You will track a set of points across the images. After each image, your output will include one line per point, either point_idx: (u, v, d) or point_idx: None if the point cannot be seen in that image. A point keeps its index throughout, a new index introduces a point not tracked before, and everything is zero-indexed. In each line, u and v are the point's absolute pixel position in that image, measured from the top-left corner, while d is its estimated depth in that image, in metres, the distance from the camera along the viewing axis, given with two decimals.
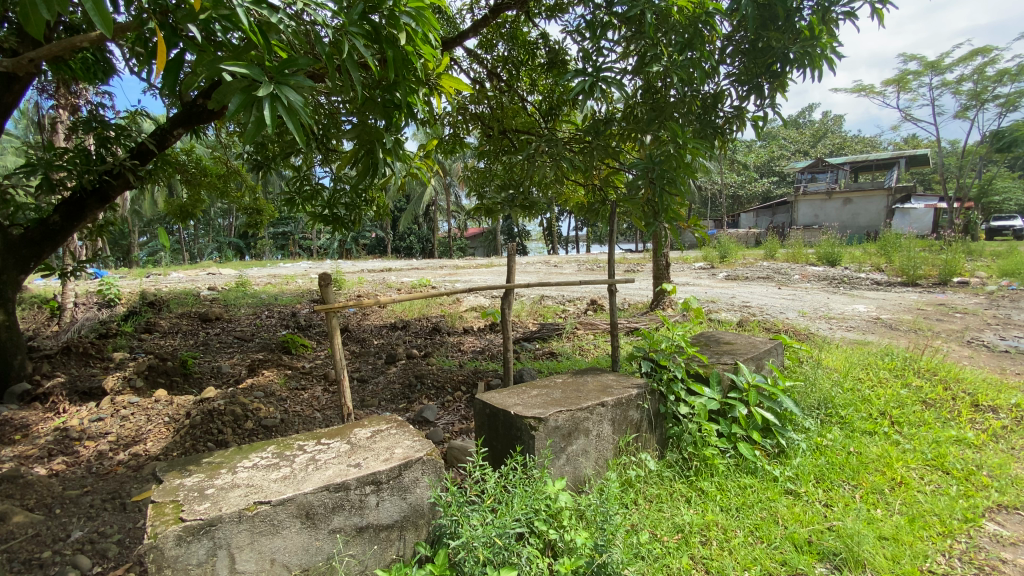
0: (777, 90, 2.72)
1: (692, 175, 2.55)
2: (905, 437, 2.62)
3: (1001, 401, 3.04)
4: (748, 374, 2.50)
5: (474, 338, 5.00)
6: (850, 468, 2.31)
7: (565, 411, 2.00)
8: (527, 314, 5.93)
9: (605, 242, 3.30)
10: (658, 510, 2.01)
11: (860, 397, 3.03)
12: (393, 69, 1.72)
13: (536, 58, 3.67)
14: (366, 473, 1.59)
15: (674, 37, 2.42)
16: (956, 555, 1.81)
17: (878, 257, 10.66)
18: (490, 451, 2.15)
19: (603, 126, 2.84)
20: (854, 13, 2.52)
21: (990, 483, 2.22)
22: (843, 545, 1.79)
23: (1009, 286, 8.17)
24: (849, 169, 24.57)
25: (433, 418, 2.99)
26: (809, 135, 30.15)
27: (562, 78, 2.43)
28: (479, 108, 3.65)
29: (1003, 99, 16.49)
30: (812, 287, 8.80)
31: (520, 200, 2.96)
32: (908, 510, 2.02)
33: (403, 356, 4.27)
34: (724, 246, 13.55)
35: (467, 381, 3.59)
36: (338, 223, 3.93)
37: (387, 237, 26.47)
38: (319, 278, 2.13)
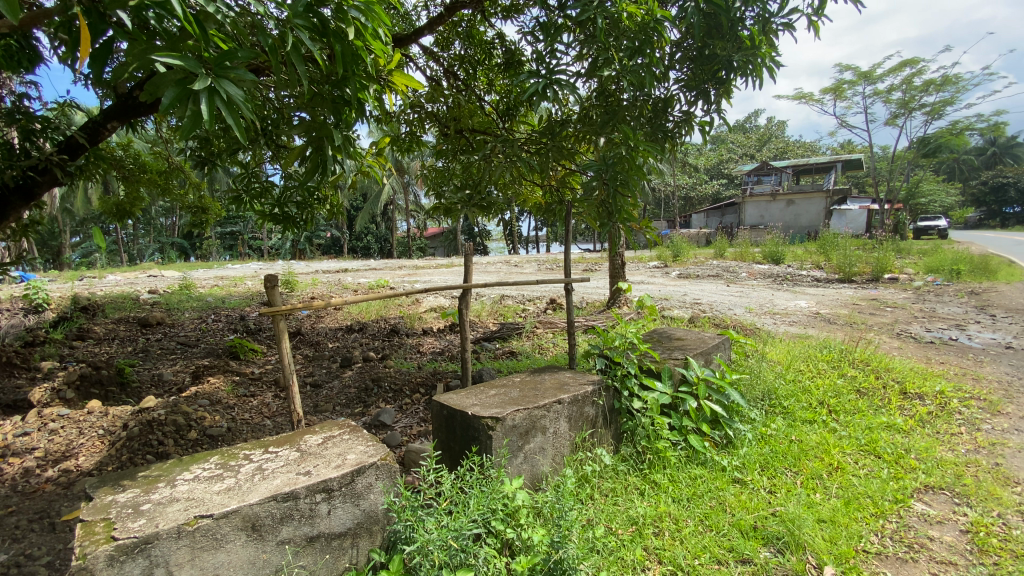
0: (722, 96, 2.83)
1: (643, 177, 2.63)
2: (841, 424, 2.79)
3: (926, 389, 3.28)
4: (697, 368, 2.60)
5: (433, 339, 4.94)
6: (792, 455, 2.43)
7: (522, 411, 2.01)
8: (486, 314, 5.91)
9: (561, 242, 3.34)
10: (613, 504, 2.06)
11: (800, 387, 3.21)
12: (341, 64, 1.66)
13: (492, 58, 3.67)
14: (316, 481, 1.54)
15: (625, 42, 2.47)
16: (887, 534, 1.94)
17: (818, 256, 11.31)
18: (447, 452, 2.13)
19: (558, 128, 2.87)
20: (792, 25, 2.65)
21: (917, 465, 2.38)
22: (785, 530, 1.88)
23: (933, 282, 8.85)
24: (791, 172, 25.94)
25: (390, 422, 2.94)
26: (755, 139, 31.56)
27: (516, 78, 2.44)
28: (436, 107, 3.63)
29: (929, 107, 17.80)
30: (758, 284, 9.24)
31: (476, 200, 2.96)
32: (844, 494, 2.15)
33: (359, 360, 4.16)
34: (678, 246, 14.01)
35: (425, 383, 3.54)
36: (289, 223, 3.80)
37: (343, 237, 25.83)
38: (265, 280, 2.04)
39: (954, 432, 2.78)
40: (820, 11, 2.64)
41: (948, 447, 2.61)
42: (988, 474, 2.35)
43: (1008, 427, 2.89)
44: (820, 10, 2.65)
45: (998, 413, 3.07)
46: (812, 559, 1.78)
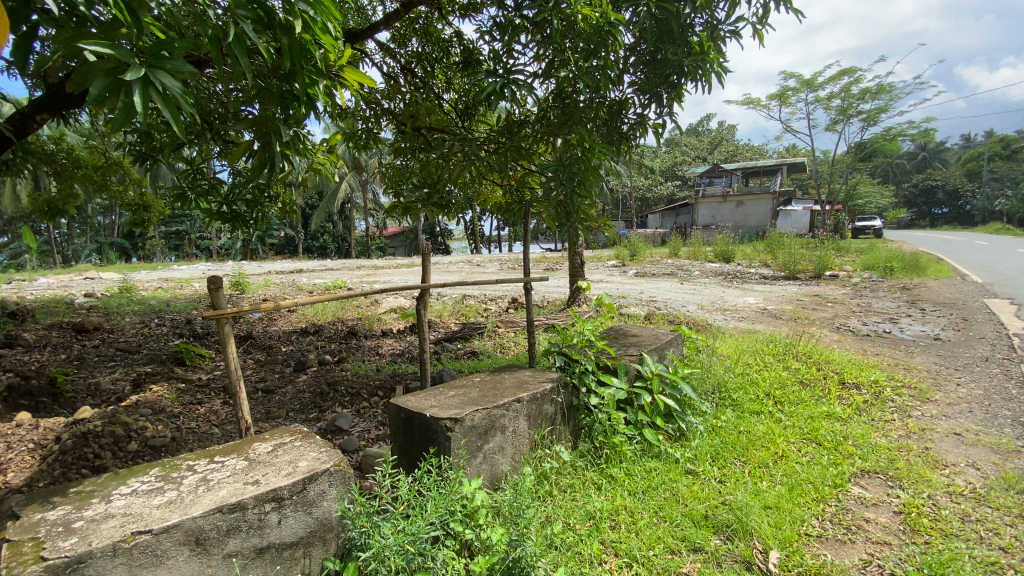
0: (674, 99, 2.92)
1: (600, 178, 2.68)
2: (785, 414, 2.94)
3: (862, 379, 3.49)
4: (651, 363, 2.68)
5: (392, 340, 4.86)
6: (740, 446, 2.54)
7: (481, 411, 2.00)
8: (447, 314, 5.86)
9: (520, 242, 3.36)
10: (572, 500, 2.09)
11: (749, 380, 3.36)
12: (288, 58, 1.60)
13: (450, 56, 3.63)
14: (265, 490, 1.48)
15: (581, 44, 2.51)
16: (827, 517, 2.05)
17: (765, 254, 11.86)
18: (405, 455, 2.10)
19: (516, 127, 2.87)
20: (738, 33, 2.76)
21: (854, 451, 2.53)
22: (733, 517, 1.96)
23: (869, 278, 9.44)
24: (741, 174, 27.07)
25: (347, 426, 2.87)
26: (708, 142, 32.71)
27: (473, 77, 2.43)
28: (393, 105, 3.56)
29: (865, 114, 18.95)
30: (710, 282, 9.60)
31: (434, 199, 2.93)
32: (789, 480, 2.26)
33: (315, 363, 4.04)
34: (635, 246, 14.38)
35: (384, 386, 3.48)
36: (238, 221, 3.64)
37: (299, 237, 25.05)
38: (209, 281, 1.95)
39: (887, 419, 2.98)
40: (764, 20, 2.76)
41: (882, 433, 2.79)
42: (917, 458, 2.52)
43: (935, 413, 3.12)
44: (764, 19, 2.77)
45: (926, 401, 3.31)
46: (758, 544, 1.86)
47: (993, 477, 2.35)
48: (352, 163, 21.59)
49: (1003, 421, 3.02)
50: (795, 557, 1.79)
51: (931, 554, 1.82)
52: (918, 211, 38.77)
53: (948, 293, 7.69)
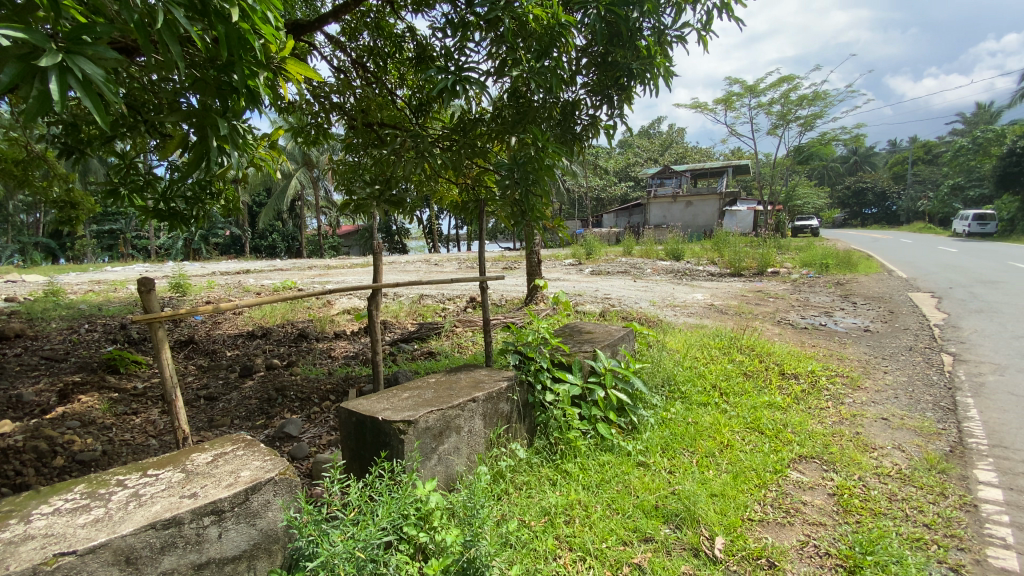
0: (624, 101, 2.99)
1: (554, 178, 2.70)
2: (730, 405, 3.07)
3: (800, 369, 3.71)
4: (604, 359, 2.73)
5: (346, 343, 4.73)
6: (689, 436, 2.64)
7: (435, 411, 1.98)
8: (404, 315, 5.77)
9: (474, 240, 3.34)
10: (527, 497, 2.10)
11: (696, 372, 3.49)
12: (224, 48, 1.52)
13: (403, 52, 3.57)
14: (204, 503, 1.41)
15: (533, 43, 2.52)
16: (768, 502, 2.15)
17: (713, 253, 12.37)
18: (357, 460, 2.04)
19: (471, 125, 2.86)
20: (684, 38, 2.86)
21: (792, 438, 2.68)
22: (682, 506, 2.03)
23: (807, 274, 10.02)
24: (691, 175, 28.08)
25: (296, 432, 2.77)
26: (659, 143, 33.69)
27: (424, 73, 2.39)
28: (344, 99, 3.46)
29: (802, 120, 20.07)
30: (662, 279, 9.91)
31: (386, 197, 2.87)
32: (733, 468, 2.36)
33: (262, 368, 3.87)
34: (591, 244, 14.66)
35: (336, 390, 3.38)
36: (176, 220, 3.44)
37: (246, 236, 23.96)
38: (140, 283, 1.83)
39: (823, 407, 3.17)
40: (708, 27, 2.87)
41: (818, 420, 2.96)
42: (849, 442, 2.69)
43: (865, 400, 3.34)
44: (707, 26, 2.88)
45: (856, 388, 3.55)
46: (705, 531, 1.93)
47: (915, 458, 2.54)
48: (302, 159, 20.85)
49: (924, 405, 3.28)
50: (739, 542, 1.87)
51: (862, 532, 1.94)
52: (850, 211, 41.52)
53: (877, 287, 8.27)
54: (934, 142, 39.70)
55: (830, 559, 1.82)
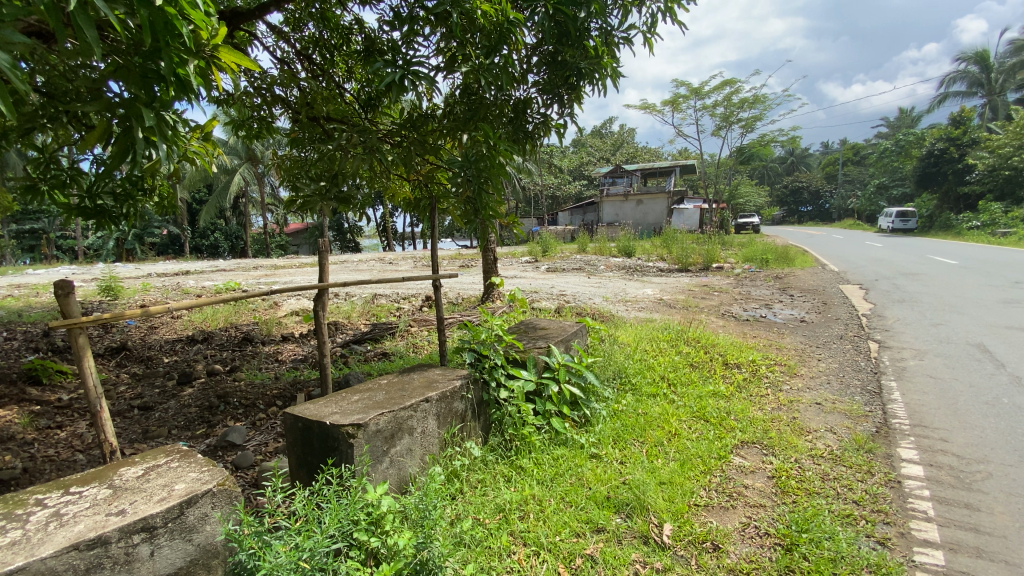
0: (574, 101, 3.03)
1: (506, 175, 2.70)
2: (678, 395, 3.19)
3: (742, 359, 3.90)
4: (558, 354, 2.78)
5: (295, 345, 4.56)
6: (639, 427, 2.72)
7: (386, 413, 1.94)
8: (356, 315, 5.62)
9: (426, 238, 3.30)
10: (482, 495, 2.10)
11: (646, 365, 3.61)
12: (148, 34, 1.42)
13: (351, 44, 3.44)
14: (134, 520, 1.32)
15: (482, 39, 2.51)
16: (713, 487, 2.25)
17: (662, 249, 12.78)
18: (304, 466, 1.98)
19: (421, 121, 2.81)
20: (630, 39, 2.92)
21: (735, 425, 2.81)
22: (632, 495, 2.09)
23: (749, 269, 10.53)
24: (641, 174, 28.89)
25: (241, 441, 2.65)
26: (611, 143, 34.42)
27: (370, 66, 2.32)
28: (288, 92, 3.32)
29: (744, 121, 21.03)
30: (614, 276, 10.15)
31: (333, 194, 2.78)
32: (681, 456, 2.45)
33: (202, 375, 3.67)
34: (546, 242, 14.80)
35: (283, 395, 3.25)
36: (104, 218, 3.20)
37: (185, 235, 22.65)
38: (58, 286, 1.68)
39: (763, 394, 3.34)
40: (653, 30, 2.96)
41: (759, 406, 3.12)
42: (786, 427, 2.85)
43: (800, 386, 3.56)
44: (652, 29, 2.96)
45: (793, 375, 3.77)
46: (654, 518, 1.99)
47: (846, 439, 2.73)
48: (245, 155, 19.90)
49: (854, 390, 3.52)
50: (686, 527, 1.94)
51: (798, 511, 2.05)
52: (788, 209, 43.97)
53: (812, 281, 8.81)
54: (860, 144, 42.69)
55: (770, 538, 1.91)
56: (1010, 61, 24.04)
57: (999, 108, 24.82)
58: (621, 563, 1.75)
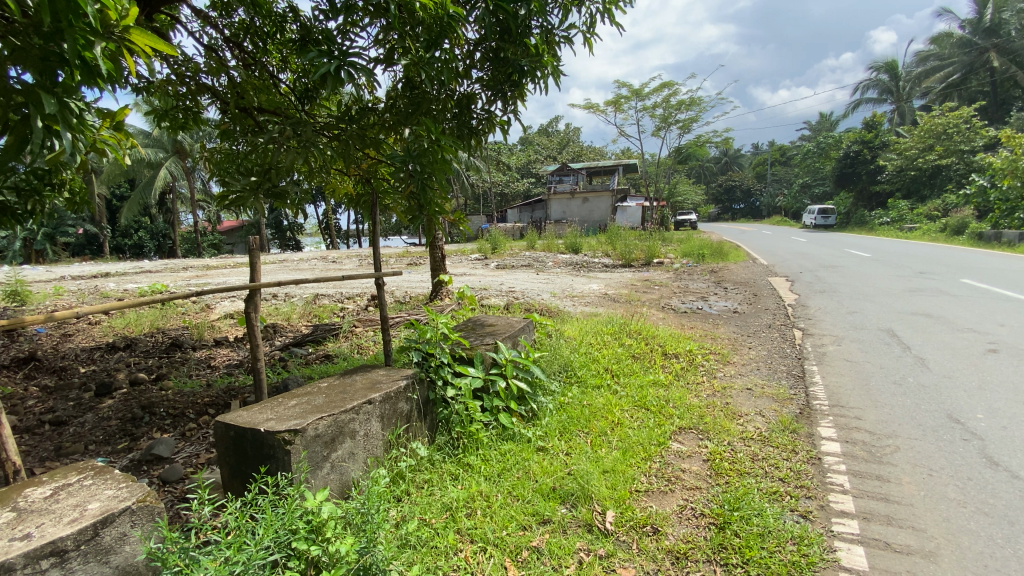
0: (517, 98, 3.04)
1: (450, 171, 2.67)
2: (621, 385, 3.30)
3: (679, 349, 4.08)
4: (505, 350, 2.79)
5: (229, 350, 4.31)
6: (584, 419, 2.79)
7: (326, 417, 1.88)
8: (296, 317, 5.39)
9: (368, 235, 3.21)
10: (428, 495, 2.08)
11: (590, 357, 3.70)
12: (46, 13, 1.30)
13: (285, 32, 3.27)
14: (41, 544, 1.21)
15: (423, 33, 2.46)
16: (653, 472, 2.34)
17: (607, 245, 13.12)
18: (238, 477, 1.88)
19: (360, 114, 2.71)
20: (570, 39, 2.97)
21: (673, 412, 2.95)
22: (577, 485, 2.14)
23: (688, 263, 11.02)
24: (586, 172, 29.51)
25: (168, 453, 2.48)
26: (557, 142, 34.89)
27: (302, 55, 2.21)
28: (216, 81, 3.12)
29: (681, 123, 21.93)
30: (561, 271, 10.33)
31: (267, 189, 2.64)
32: (623, 444, 2.53)
33: (124, 385, 3.40)
34: (495, 239, 14.82)
35: (216, 403, 3.06)
36: (3, 215, 2.89)
37: (104, 234, 20.87)
38: None
39: (699, 381, 3.52)
40: (592, 30, 3.02)
41: (695, 393, 3.28)
42: (720, 412, 3.01)
43: (733, 372, 3.78)
44: (592, 29, 3.02)
45: (726, 362, 3.99)
46: (598, 506, 2.05)
47: (773, 421, 2.91)
48: (172, 147, 18.57)
49: (780, 374, 3.78)
50: (628, 513, 2.01)
51: (730, 491, 2.17)
52: (724, 206, 46.38)
53: (744, 274, 9.33)
54: (787, 146, 45.69)
55: (705, 518, 2.01)
56: (914, 72, 26.42)
57: (905, 115, 27.32)
58: (566, 553, 1.79)
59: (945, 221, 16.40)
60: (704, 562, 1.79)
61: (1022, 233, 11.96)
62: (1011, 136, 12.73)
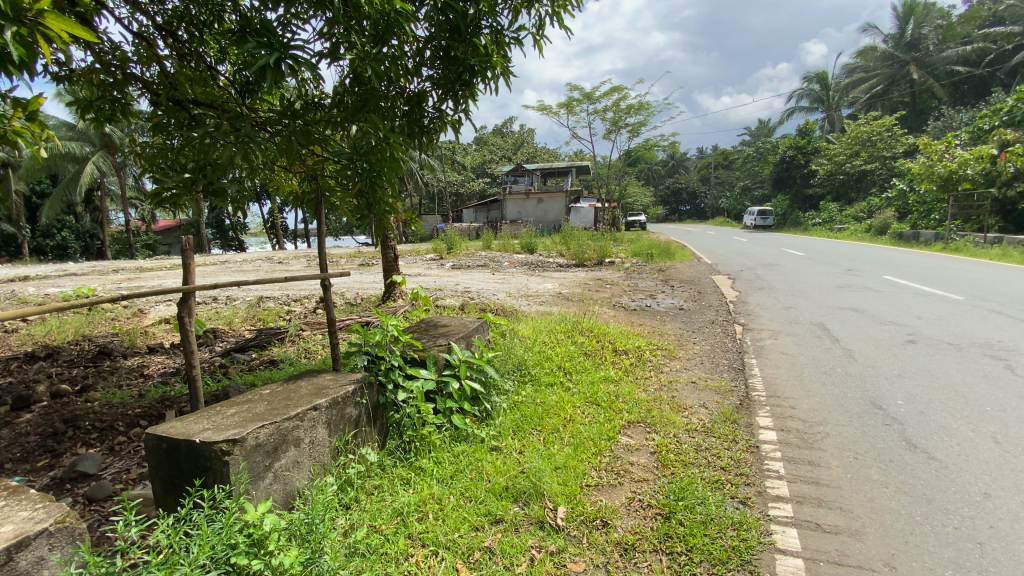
0: (468, 98, 3.02)
1: (400, 170, 2.62)
2: (573, 382, 3.36)
3: (629, 345, 4.20)
4: (458, 351, 2.78)
5: (164, 358, 4.05)
6: (537, 416, 2.81)
7: (267, 426, 1.80)
8: (239, 321, 5.13)
9: (314, 235, 3.10)
10: (379, 501, 2.04)
11: (544, 356, 3.74)
12: None
13: (223, 23, 3.11)
14: None
15: (370, 28, 2.41)
16: (603, 466, 2.39)
17: (561, 245, 13.31)
18: (171, 492, 1.78)
19: (304, 110, 2.62)
20: (520, 40, 2.99)
21: (623, 407, 3.03)
22: (529, 483, 2.15)
23: (639, 262, 11.35)
24: (540, 173, 29.79)
25: (95, 470, 2.31)
26: (512, 142, 35.01)
27: (240, 46, 2.11)
28: (146, 71, 2.93)
29: (631, 126, 22.53)
30: (516, 271, 10.39)
31: (202, 186, 2.50)
32: (574, 440, 2.58)
33: (44, 398, 3.13)
34: (450, 239, 14.70)
35: (149, 414, 2.87)
36: None
37: (20, 234, 19.19)
38: None
39: (647, 376, 3.63)
40: (541, 33, 3.05)
41: (643, 388, 3.38)
42: (667, 405, 3.12)
43: (678, 367, 3.93)
44: (540, 32, 3.05)
45: (673, 357, 4.15)
46: (549, 503, 2.08)
47: (715, 412, 3.05)
48: (99, 141, 17.29)
49: (722, 368, 3.96)
50: (578, 508, 2.05)
51: (675, 482, 2.25)
52: (672, 207, 48.06)
53: (691, 272, 9.71)
54: (730, 151, 47.91)
55: (652, 509, 2.08)
56: (842, 83, 28.32)
57: (835, 123, 29.27)
58: (517, 551, 1.80)
59: (870, 222, 17.67)
60: (651, 552, 1.85)
61: (936, 233, 13.07)
62: (927, 143, 13.87)
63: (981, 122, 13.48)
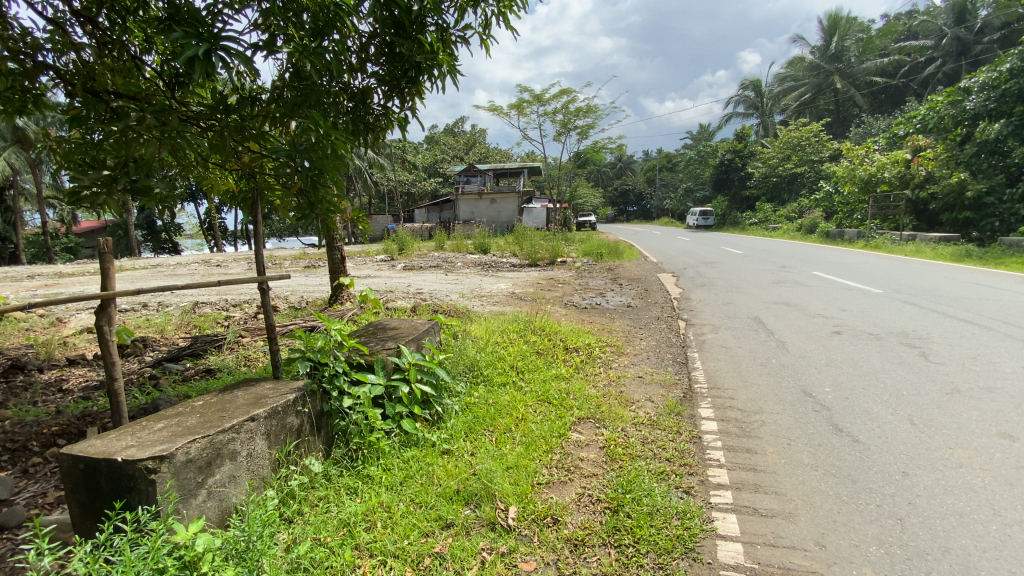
0: (415, 95, 2.97)
1: (343, 169, 2.53)
2: (525, 381, 3.37)
3: (579, 343, 4.27)
4: (407, 355, 2.72)
5: (86, 370, 3.75)
6: (489, 417, 2.81)
7: (199, 440, 1.70)
8: (172, 329, 4.82)
9: (251, 236, 2.95)
10: (324, 512, 1.97)
11: (496, 356, 3.74)
12: None
13: (148, 10, 2.91)
14: None
15: (308, 21, 2.31)
16: (554, 464, 2.42)
17: (513, 245, 13.37)
18: (90, 516, 1.64)
19: (238, 105, 2.48)
20: (466, 39, 2.97)
21: (574, 403, 3.07)
22: (480, 485, 2.15)
23: (589, 262, 11.57)
24: (492, 174, 29.83)
25: (5, 496, 2.10)
26: (463, 142, 34.84)
27: (163, 35, 1.97)
28: (59, 60, 2.69)
29: (580, 128, 22.94)
30: (469, 272, 10.35)
31: (124, 184, 2.32)
32: (526, 439, 2.60)
33: None
34: (401, 240, 14.46)
35: (68, 432, 2.64)
36: None
37: None
38: None
39: (597, 373, 3.70)
40: (487, 32, 3.04)
41: (593, 384, 3.45)
42: (615, 400, 3.19)
43: (626, 362, 4.03)
44: (487, 32, 3.04)
45: (621, 353, 4.26)
46: (501, 504, 2.08)
47: (660, 406, 3.15)
48: (8, 136, 15.77)
49: (667, 362, 4.10)
50: (530, 507, 2.06)
51: (623, 475, 2.31)
52: (622, 207, 49.38)
53: (639, 271, 10.00)
54: (675, 153, 49.80)
55: (601, 503, 2.12)
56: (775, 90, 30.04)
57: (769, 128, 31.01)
58: (469, 554, 1.79)
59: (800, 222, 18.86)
60: (600, 546, 1.88)
61: (859, 232, 14.12)
62: (850, 149, 14.95)
63: (895, 129, 14.67)
